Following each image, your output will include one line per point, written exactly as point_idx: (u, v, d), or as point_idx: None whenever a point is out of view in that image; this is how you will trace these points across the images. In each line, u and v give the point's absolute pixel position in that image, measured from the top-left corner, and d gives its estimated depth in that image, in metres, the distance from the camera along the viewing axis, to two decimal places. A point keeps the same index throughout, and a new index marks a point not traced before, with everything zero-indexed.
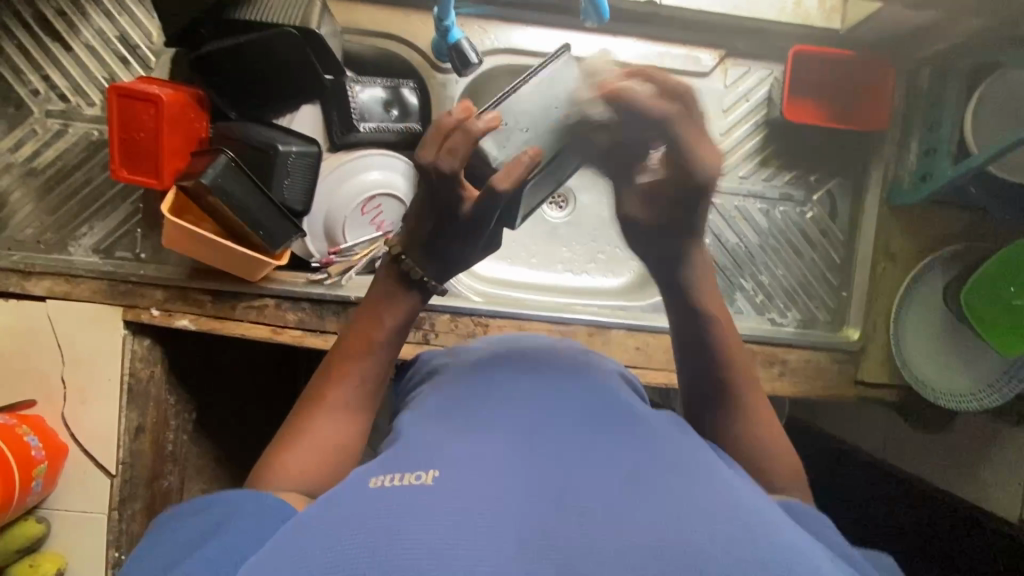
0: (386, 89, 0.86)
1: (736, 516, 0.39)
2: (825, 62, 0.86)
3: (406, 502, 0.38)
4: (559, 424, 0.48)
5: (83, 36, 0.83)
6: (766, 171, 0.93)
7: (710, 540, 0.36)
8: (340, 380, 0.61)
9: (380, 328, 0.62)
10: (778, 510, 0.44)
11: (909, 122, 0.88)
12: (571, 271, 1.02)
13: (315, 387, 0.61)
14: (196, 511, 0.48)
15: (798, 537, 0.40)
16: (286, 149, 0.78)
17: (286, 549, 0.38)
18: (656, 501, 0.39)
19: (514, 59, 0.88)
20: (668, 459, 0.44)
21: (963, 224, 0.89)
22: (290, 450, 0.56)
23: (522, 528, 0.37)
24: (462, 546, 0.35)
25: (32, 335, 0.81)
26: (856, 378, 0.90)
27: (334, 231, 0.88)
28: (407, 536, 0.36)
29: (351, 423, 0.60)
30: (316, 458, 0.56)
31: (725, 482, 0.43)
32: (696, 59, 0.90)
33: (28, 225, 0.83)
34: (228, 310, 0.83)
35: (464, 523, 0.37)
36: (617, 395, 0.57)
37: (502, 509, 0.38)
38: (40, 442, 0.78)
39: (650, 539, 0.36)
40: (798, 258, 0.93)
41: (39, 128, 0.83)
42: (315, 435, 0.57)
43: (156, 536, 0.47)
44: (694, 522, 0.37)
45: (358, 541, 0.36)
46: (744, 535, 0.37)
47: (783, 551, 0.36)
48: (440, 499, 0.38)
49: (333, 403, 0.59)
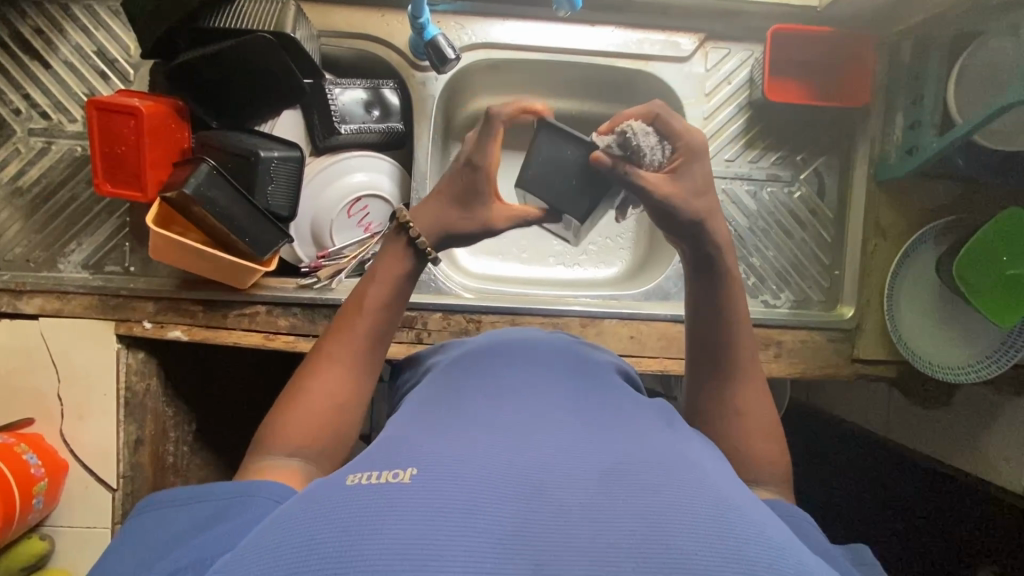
0: (366, 90, 0.85)
1: (718, 510, 0.39)
2: (802, 40, 0.86)
3: (384, 500, 0.38)
4: (545, 417, 0.48)
5: (61, 53, 0.83)
6: (752, 153, 0.93)
7: (689, 537, 0.36)
8: (341, 342, 0.62)
9: (377, 289, 0.64)
10: (763, 507, 0.44)
11: (892, 96, 0.88)
12: (562, 263, 1.02)
13: (317, 353, 0.62)
14: (197, 495, 0.48)
15: (781, 534, 0.40)
16: (267, 155, 0.78)
17: (263, 548, 0.37)
18: (635, 498, 0.39)
19: (491, 53, 0.88)
20: (650, 454, 0.44)
21: (953, 196, 0.88)
22: (293, 410, 0.57)
23: (499, 526, 0.37)
24: (437, 544, 0.35)
25: (28, 354, 0.82)
26: (854, 356, 0.89)
27: (322, 235, 0.88)
28: (382, 534, 0.36)
29: (352, 381, 0.61)
30: (313, 416, 0.57)
31: (706, 477, 0.43)
32: (675, 44, 0.89)
33: (18, 244, 0.83)
34: (220, 319, 0.83)
35: (441, 522, 0.36)
36: (605, 386, 0.58)
37: (482, 510, 0.38)
38: (39, 459, 0.78)
39: (628, 535, 0.36)
40: (788, 238, 0.92)
41: (22, 147, 0.84)
42: (315, 394, 0.58)
43: (144, 527, 0.47)
44: (672, 518, 0.37)
45: (332, 543, 0.36)
46: (725, 531, 0.37)
47: (759, 546, 0.37)
48: (418, 496, 0.38)
49: (333, 364, 0.61)
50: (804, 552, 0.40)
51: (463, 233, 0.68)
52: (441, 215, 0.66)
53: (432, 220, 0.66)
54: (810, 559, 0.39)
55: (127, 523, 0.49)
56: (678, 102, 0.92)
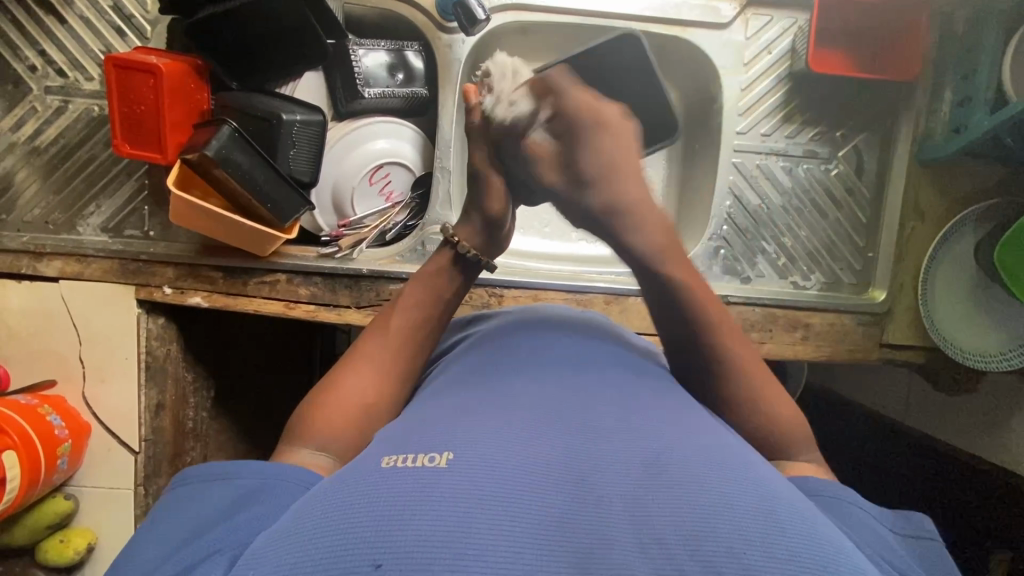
0: (390, 52, 0.83)
1: (770, 508, 0.37)
2: (850, 8, 0.82)
3: (421, 486, 0.37)
4: (597, 403, 0.47)
5: (77, 7, 0.80)
6: (790, 128, 0.89)
7: (740, 535, 0.35)
8: (378, 343, 0.62)
9: (423, 291, 0.66)
10: (807, 502, 0.42)
11: (942, 71, 0.83)
12: (584, 239, 1.00)
13: (353, 353, 0.62)
14: (218, 476, 0.48)
15: (830, 530, 0.38)
16: (290, 118, 0.76)
17: (299, 530, 0.37)
18: (682, 495, 0.37)
19: (522, 16, 0.85)
20: (698, 445, 0.43)
21: (997, 178, 0.85)
22: (328, 410, 0.55)
23: (543, 519, 0.36)
24: (478, 539, 0.34)
25: (49, 317, 0.82)
26: (883, 341, 0.87)
27: (343, 203, 0.86)
28: (423, 523, 0.35)
29: (383, 383, 0.59)
30: (347, 414, 0.55)
31: (752, 470, 0.42)
32: (714, 9, 0.85)
33: (36, 206, 0.82)
34: (240, 286, 0.82)
35: (481, 511, 0.36)
36: (653, 374, 0.56)
37: (520, 499, 0.37)
38: (63, 421, 0.79)
39: (678, 532, 0.35)
40: (822, 218, 0.89)
41: (39, 106, 0.82)
42: (350, 396, 0.56)
43: (183, 497, 0.47)
44: (722, 515, 0.36)
45: (371, 528, 0.35)
46: (777, 529, 0.36)
47: (818, 546, 0.35)
48: (455, 485, 0.37)
49: (371, 361, 0.60)
50: (854, 548, 0.38)
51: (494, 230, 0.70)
52: (474, 216, 0.69)
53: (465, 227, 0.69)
54: (861, 559, 0.37)
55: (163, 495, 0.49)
56: (714, 72, 0.88)
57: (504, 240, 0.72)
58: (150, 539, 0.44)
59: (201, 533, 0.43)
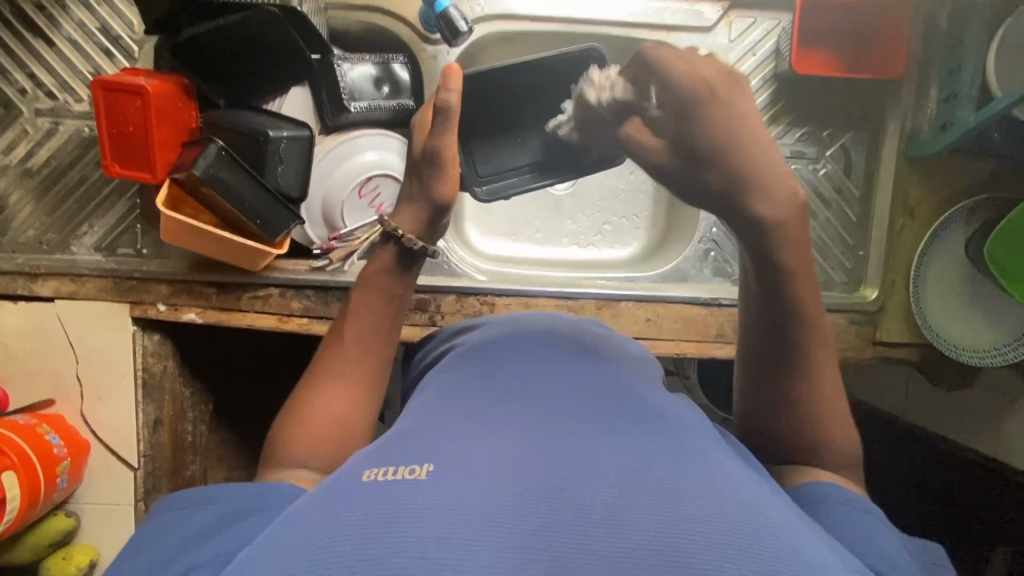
0: (376, 66, 0.83)
1: (747, 516, 0.38)
2: (832, 8, 0.82)
3: (402, 496, 0.38)
4: (577, 416, 0.47)
5: (64, 30, 0.81)
6: (776, 128, 0.89)
7: (713, 544, 0.35)
8: (340, 355, 0.62)
9: (374, 292, 0.65)
10: (787, 510, 0.42)
11: (926, 68, 0.84)
12: (576, 244, 1.00)
13: (318, 366, 0.62)
14: (206, 497, 0.48)
15: (809, 541, 0.39)
16: (276, 134, 0.76)
17: (282, 544, 0.38)
18: (659, 503, 0.38)
19: (505, 25, 0.85)
20: (676, 453, 0.43)
21: (985, 174, 0.85)
22: (296, 431, 0.56)
23: (520, 524, 0.36)
24: (455, 546, 0.34)
25: (46, 336, 0.82)
26: (876, 339, 0.86)
27: (333, 216, 0.86)
28: (401, 533, 0.35)
29: (353, 394, 0.60)
30: (322, 428, 0.56)
31: (730, 478, 0.42)
32: (697, 12, 0.85)
33: (31, 227, 0.83)
34: (233, 301, 0.83)
35: (458, 519, 0.36)
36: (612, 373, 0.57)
37: (498, 507, 0.37)
38: (61, 439, 0.79)
39: (651, 540, 0.35)
40: (811, 219, 0.89)
41: (30, 128, 0.82)
42: (322, 411, 0.57)
43: (175, 507, 0.48)
44: (698, 525, 0.36)
45: (350, 544, 0.35)
46: (751, 538, 0.36)
47: (792, 557, 0.36)
48: (435, 494, 0.38)
49: (335, 374, 0.61)
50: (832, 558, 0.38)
51: (438, 221, 0.68)
52: (420, 202, 0.66)
53: (411, 213, 0.66)
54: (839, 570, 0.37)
55: (155, 511, 0.50)
56: None
57: (443, 230, 0.70)
58: (141, 555, 0.45)
59: (193, 544, 0.44)
